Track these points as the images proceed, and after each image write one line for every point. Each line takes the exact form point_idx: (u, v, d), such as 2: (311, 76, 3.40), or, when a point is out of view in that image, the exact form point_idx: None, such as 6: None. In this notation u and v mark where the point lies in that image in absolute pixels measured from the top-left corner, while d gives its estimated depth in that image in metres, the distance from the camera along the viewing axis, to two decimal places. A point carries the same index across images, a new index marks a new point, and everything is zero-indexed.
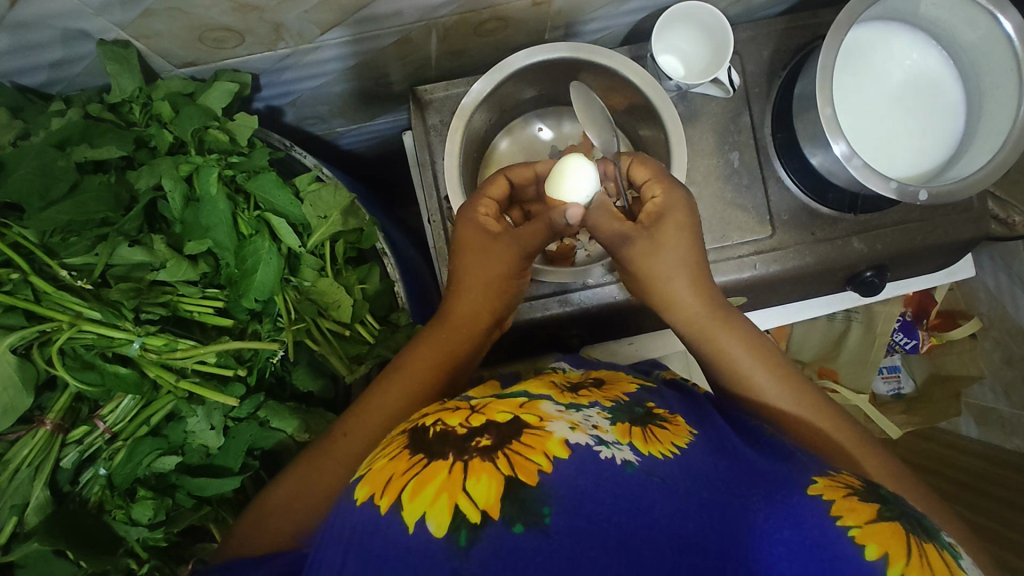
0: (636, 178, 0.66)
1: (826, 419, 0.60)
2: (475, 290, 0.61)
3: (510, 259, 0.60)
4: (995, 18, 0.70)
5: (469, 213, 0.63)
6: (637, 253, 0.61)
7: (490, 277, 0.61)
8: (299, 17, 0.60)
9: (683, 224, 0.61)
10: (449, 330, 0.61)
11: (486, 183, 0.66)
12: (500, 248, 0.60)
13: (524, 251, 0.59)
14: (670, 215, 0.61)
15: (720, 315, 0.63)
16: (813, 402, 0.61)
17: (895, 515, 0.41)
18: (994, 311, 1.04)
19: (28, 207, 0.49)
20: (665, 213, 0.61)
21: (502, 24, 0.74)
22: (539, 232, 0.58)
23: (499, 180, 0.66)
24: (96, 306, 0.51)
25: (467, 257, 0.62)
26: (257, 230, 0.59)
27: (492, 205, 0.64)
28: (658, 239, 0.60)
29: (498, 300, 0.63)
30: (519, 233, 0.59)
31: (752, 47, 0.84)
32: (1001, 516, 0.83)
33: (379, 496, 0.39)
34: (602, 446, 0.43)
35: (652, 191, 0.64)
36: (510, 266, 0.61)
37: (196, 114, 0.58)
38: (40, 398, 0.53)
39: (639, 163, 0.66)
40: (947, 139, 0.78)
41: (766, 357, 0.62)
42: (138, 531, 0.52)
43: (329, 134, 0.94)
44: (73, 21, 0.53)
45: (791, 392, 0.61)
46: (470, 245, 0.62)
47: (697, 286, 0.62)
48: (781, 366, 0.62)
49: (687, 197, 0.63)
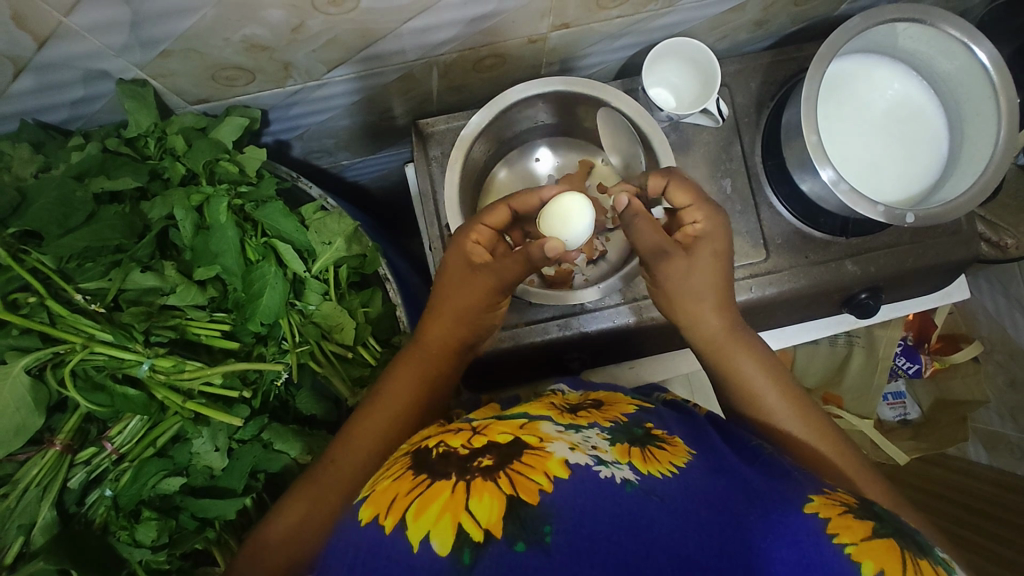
0: (675, 200, 0.66)
1: (833, 447, 0.60)
2: (450, 317, 0.63)
3: (486, 292, 0.63)
4: (970, 49, 0.73)
5: (460, 241, 0.65)
6: (670, 272, 0.63)
7: (467, 308, 0.63)
8: (307, 56, 0.64)
9: (720, 252, 0.64)
10: (423, 355, 0.62)
11: (484, 210, 0.66)
12: (479, 281, 0.62)
13: (502, 286, 0.62)
14: (708, 241, 0.64)
15: (741, 341, 0.65)
16: (809, 419, 0.62)
17: (890, 532, 0.41)
18: (995, 333, 1.05)
19: (46, 234, 0.51)
20: (698, 241, 0.64)
21: (500, 61, 0.78)
22: (517, 265, 0.60)
23: (501, 208, 0.66)
24: (108, 328, 0.52)
25: (448, 286, 0.64)
26: (264, 256, 0.62)
27: (486, 233, 0.65)
28: (692, 261, 0.63)
29: (470, 329, 0.65)
30: (498, 266, 0.61)
31: (741, 79, 0.87)
32: (1006, 539, 0.82)
33: (383, 516, 0.39)
34: (601, 466, 0.43)
35: (692, 216, 0.65)
36: (488, 300, 0.63)
37: (208, 148, 0.60)
38: (50, 419, 0.54)
39: (678, 187, 0.66)
40: (932, 164, 0.81)
41: (783, 385, 0.63)
42: (141, 553, 0.53)
43: (334, 166, 0.97)
44: (95, 61, 0.57)
45: (792, 412, 0.62)
46: (452, 272, 0.64)
47: (721, 310, 0.64)
48: (784, 385, 0.64)
49: (726, 225, 0.65)
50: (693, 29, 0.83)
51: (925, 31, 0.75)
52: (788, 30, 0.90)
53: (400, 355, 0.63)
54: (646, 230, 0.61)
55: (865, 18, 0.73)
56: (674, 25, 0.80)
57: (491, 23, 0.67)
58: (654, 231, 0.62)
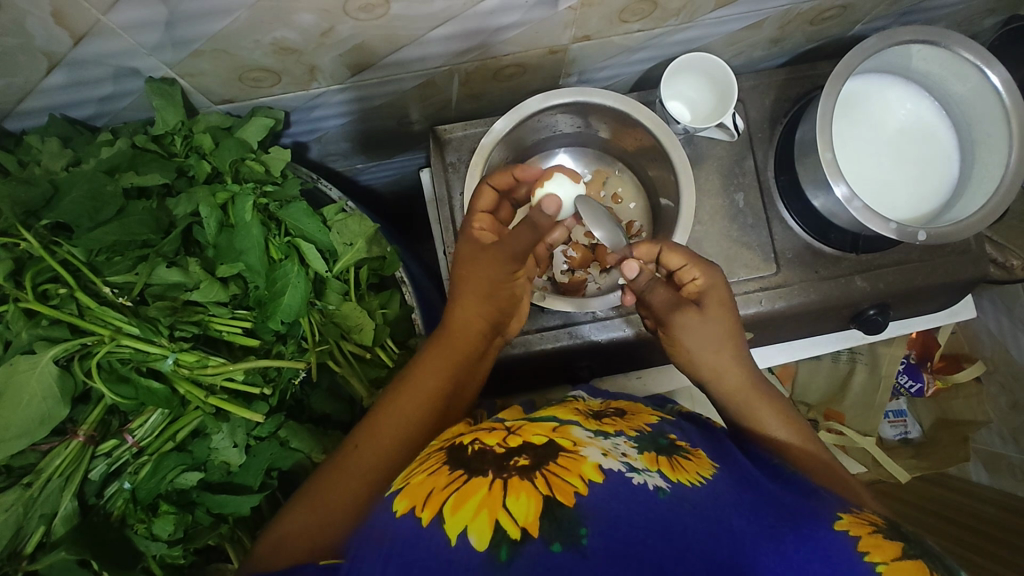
0: (669, 263, 0.68)
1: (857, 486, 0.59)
2: (475, 300, 0.64)
3: (504, 264, 0.63)
4: (983, 72, 0.74)
5: (466, 231, 0.68)
6: (685, 325, 0.66)
7: (485, 288, 0.64)
8: (333, 60, 0.65)
9: (724, 300, 0.67)
10: (449, 342, 0.63)
11: (473, 196, 0.70)
12: (494, 258, 0.63)
13: (516, 255, 0.63)
14: (711, 294, 0.66)
15: (760, 391, 0.66)
16: (800, 431, 0.64)
17: (919, 554, 0.40)
18: (997, 353, 1.06)
19: (78, 227, 0.52)
20: (706, 294, 0.66)
21: (520, 70, 0.79)
22: (529, 233, 0.60)
23: (485, 190, 0.70)
24: (134, 322, 0.53)
25: (468, 273, 0.65)
26: (287, 255, 0.62)
27: (485, 220, 0.69)
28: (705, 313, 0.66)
29: (497, 306, 0.66)
30: (509, 238, 0.62)
31: (755, 95, 0.89)
32: (1005, 559, 0.83)
33: (420, 509, 0.40)
34: (633, 472, 0.44)
35: (689, 274, 0.67)
36: (507, 274, 0.64)
37: (234, 146, 0.61)
38: (73, 410, 0.55)
39: (670, 251, 0.67)
40: (942, 184, 0.82)
41: (799, 431, 0.64)
42: (158, 547, 0.53)
43: (350, 170, 0.98)
44: (128, 59, 0.58)
45: (786, 425, 0.64)
46: (465, 264, 0.66)
47: (736, 355, 0.66)
48: (787, 413, 0.65)
49: (722, 276, 0.68)
50: (710, 45, 0.84)
51: (938, 53, 0.76)
52: (803, 48, 0.91)
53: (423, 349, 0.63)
54: (659, 292, 0.68)
55: (881, 39, 0.74)
56: (691, 41, 0.82)
57: (513, 33, 0.69)
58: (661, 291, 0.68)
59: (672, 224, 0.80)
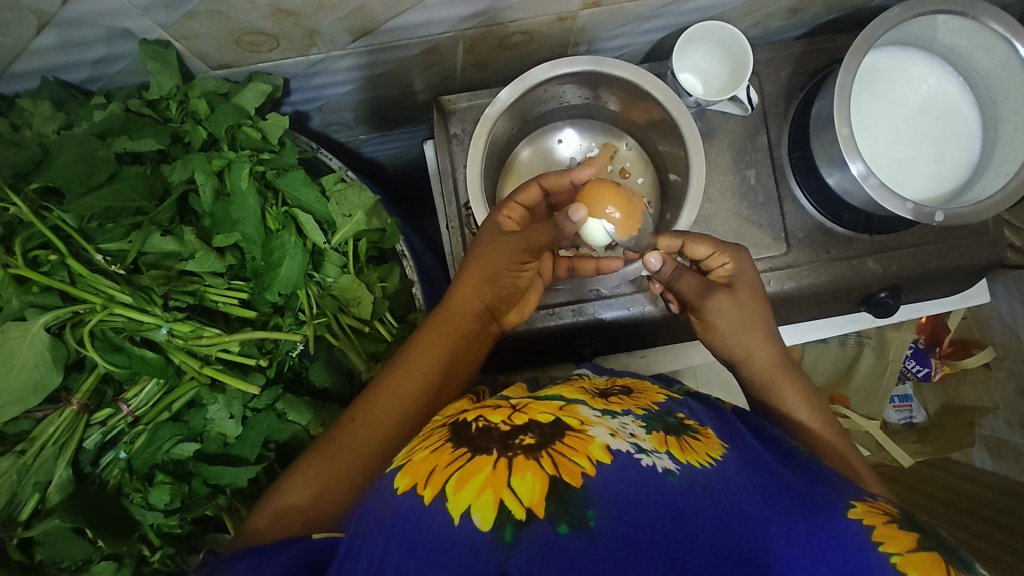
0: (695, 253, 0.66)
1: (855, 460, 0.61)
2: (477, 284, 0.62)
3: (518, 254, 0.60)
4: (1012, 45, 0.71)
5: (493, 216, 0.64)
6: (719, 308, 0.64)
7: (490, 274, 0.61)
8: (333, 24, 0.62)
9: (753, 287, 0.66)
10: (444, 322, 0.60)
11: (518, 189, 0.67)
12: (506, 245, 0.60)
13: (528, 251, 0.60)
14: (742, 279, 0.66)
15: (787, 370, 0.66)
16: (820, 414, 0.64)
17: (935, 546, 0.39)
18: (1009, 339, 1.04)
19: (69, 192, 0.51)
20: (736, 279, 0.66)
21: (527, 38, 0.76)
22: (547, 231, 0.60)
23: (532, 187, 0.67)
24: (127, 290, 0.52)
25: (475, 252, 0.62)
26: (284, 225, 0.61)
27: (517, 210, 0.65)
28: (738, 296, 0.64)
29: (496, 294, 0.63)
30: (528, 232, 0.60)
31: (770, 68, 0.86)
32: (1007, 545, 0.82)
33: (422, 486, 0.39)
34: (642, 454, 0.43)
35: (718, 260, 0.66)
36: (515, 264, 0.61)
37: (231, 113, 0.59)
38: (67, 378, 0.54)
39: (695, 242, 0.66)
40: (963, 163, 0.79)
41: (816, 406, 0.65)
42: (154, 516, 0.54)
43: (353, 141, 0.96)
44: (120, 20, 0.56)
45: (808, 405, 0.64)
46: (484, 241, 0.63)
47: (769, 339, 0.65)
48: (807, 391, 0.65)
49: (748, 258, 0.67)
50: (726, 14, 0.81)
51: (965, 24, 0.73)
52: (822, 19, 0.88)
53: (417, 331, 0.60)
54: (689, 279, 0.63)
55: (905, 9, 0.70)
56: (706, 9, 0.79)
57: None
58: (693, 278, 0.63)
59: (682, 198, 0.77)
